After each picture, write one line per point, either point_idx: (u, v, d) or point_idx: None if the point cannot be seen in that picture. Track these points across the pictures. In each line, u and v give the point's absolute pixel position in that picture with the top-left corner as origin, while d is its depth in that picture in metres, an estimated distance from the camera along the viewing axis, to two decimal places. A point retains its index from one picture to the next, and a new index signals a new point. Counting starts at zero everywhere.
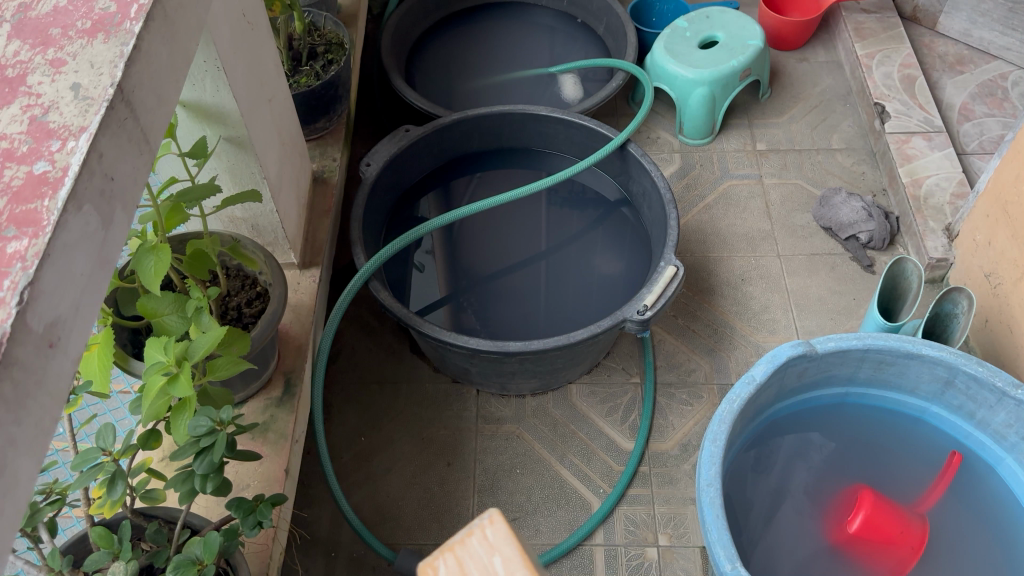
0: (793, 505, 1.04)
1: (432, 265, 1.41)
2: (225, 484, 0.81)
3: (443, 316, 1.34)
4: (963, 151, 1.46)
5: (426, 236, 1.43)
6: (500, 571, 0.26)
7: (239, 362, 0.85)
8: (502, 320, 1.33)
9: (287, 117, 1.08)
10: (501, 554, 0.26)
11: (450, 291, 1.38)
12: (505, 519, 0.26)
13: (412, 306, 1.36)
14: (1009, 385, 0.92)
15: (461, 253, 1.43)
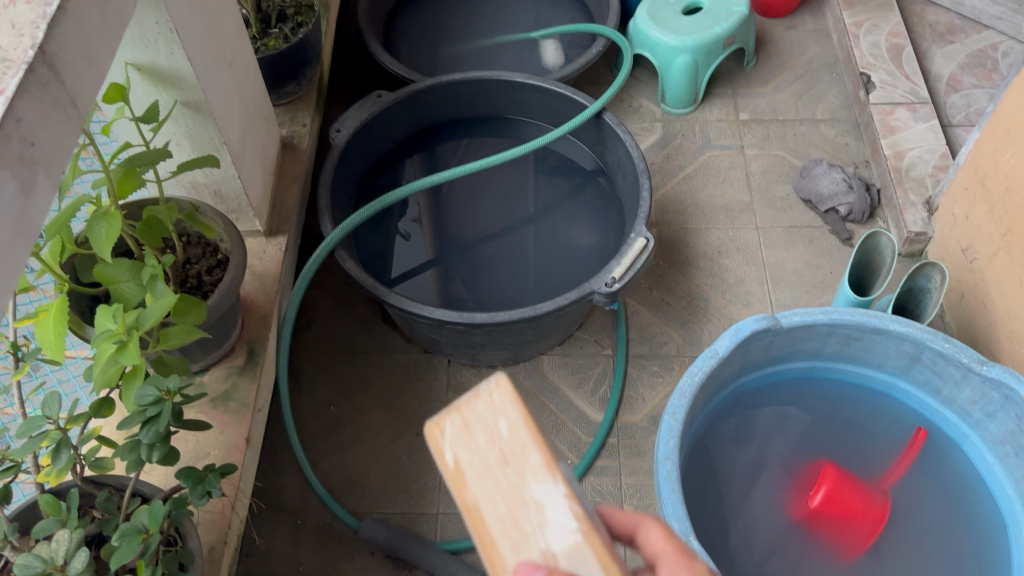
0: (763, 477, 1.03)
1: (419, 233, 1.40)
2: (175, 453, 0.80)
3: (429, 279, 1.34)
4: (948, 123, 1.43)
5: (413, 203, 1.42)
6: (494, 424, 0.41)
7: (192, 330, 0.84)
8: (484, 288, 1.32)
9: (251, 82, 1.06)
10: (496, 412, 0.41)
11: (437, 254, 1.37)
12: (500, 390, 0.42)
13: (394, 272, 1.35)
14: (975, 361, 0.91)
15: (446, 218, 1.42)
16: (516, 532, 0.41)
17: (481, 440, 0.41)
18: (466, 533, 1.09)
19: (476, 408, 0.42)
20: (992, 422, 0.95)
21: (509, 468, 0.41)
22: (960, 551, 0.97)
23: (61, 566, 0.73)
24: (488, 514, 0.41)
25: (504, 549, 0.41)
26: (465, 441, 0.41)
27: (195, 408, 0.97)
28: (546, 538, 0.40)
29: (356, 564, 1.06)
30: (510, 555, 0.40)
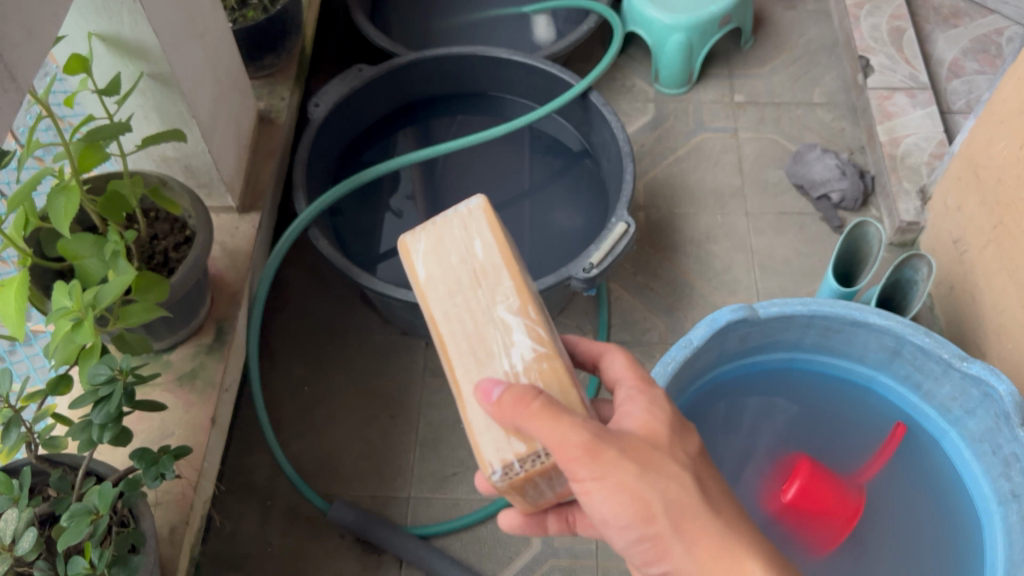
0: (747, 466, 1.01)
1: (412, 211, 1.38)
2: (129, 434, 0.79)
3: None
4: (947, 110, 1.40)
5: (406, 180, 1.41)
6: (470, 238, 0.55)
7: (152, 309, 0.82)
8: None
9: (224, 54, 1.03)
10: (473, 232, 0.55)
11: None
12: (481, 213, 0.55)
13: (383, 246, 1.35)
14: (955, 357, 0.89)
15: (440, 193, 1.40)
16: (476, 341, 0.53)
17: (457, 250, 0.54)
18: (437, 519, 1.08)
19: (452, 227, 0.55)
20: (971, 419, 0.93)
21: (476, 285, 0.54)
22: (938, 548, 0.95)
23: (8, 545, 0.72)
24: (451, 324, 0.53)
25: (468, 356, 0.53)
26: (436, 255, 0.54)
27: (160, 386, 0.96)
28: (507, 352, 0.53)
29: (325, 547, 1.05)
30: (471, 364, 0.53)
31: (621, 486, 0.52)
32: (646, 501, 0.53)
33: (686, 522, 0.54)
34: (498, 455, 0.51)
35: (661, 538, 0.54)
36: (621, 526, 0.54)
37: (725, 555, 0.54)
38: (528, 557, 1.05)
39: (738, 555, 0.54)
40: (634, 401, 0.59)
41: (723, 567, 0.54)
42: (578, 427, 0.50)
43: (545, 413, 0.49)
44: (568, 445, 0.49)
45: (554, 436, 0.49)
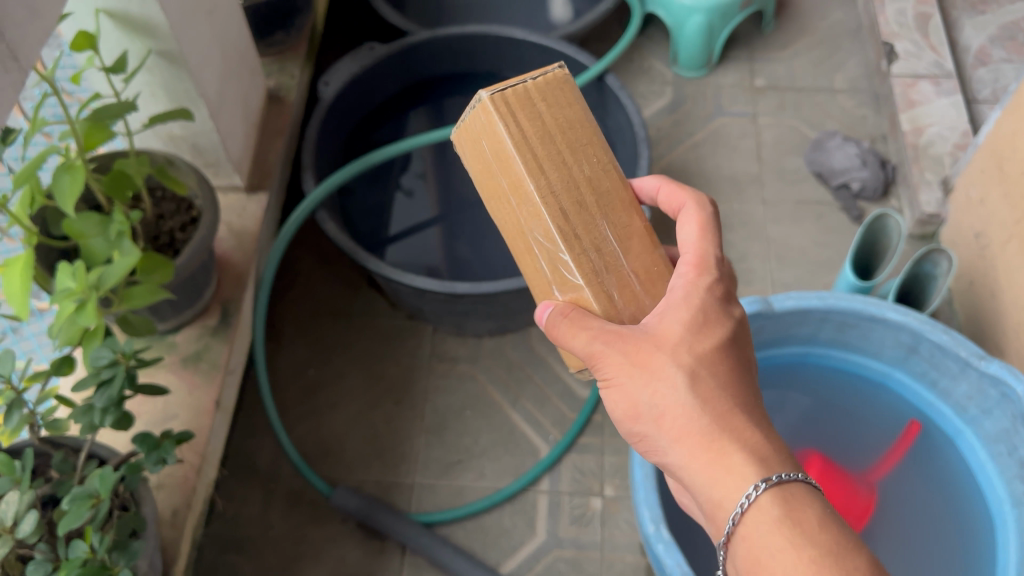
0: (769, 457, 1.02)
1: (422, 190, 1.38)
2: (130, 418, 0.79)
3: (430, 240, 1.32)
4: (973, 99, 1.36)
5: (416, 159, 1.40)
6: (491, 128, 0.58)
7: (156, 292, 0.81)
8: (491, 252, 1.30)
9: (232, 30, 1.01)
10: (491, 125, 0.58)
11: (441, 211, 1.35)
12: (489, 101, 0.58)
13: (393, 228, 1.33)
14: (974, 356, 0.86)
15: (451, 173, 1.38)
16: (523, 253, 0.62)
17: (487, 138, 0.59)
18: (442, 506, 1.08)
19: (478, 126, 0.59)
20: (988, 419, 0.91)
21: (505, 194, 0.60)
22: (943, 541, 0.93)
23: (9, 528, 0.71)
24: (502, 227, 0.63)
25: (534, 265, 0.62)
26: (476, 157, 0.62)
27: (165, 367, 0.95)
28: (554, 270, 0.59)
29: (328, 532, 1.05)
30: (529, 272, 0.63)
31: (621, 387, 0.56)
32: (637, 401, 0.56)
33: (668, 418, 0.55)
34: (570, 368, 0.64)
35: (650, 433, 0.57)
36: (620, 419, 0.59)
37: (707, 449, 0.54)
38: (531, 548, 1.04)
39: (718, 447, 0.54)
40: (669, 294, 0.58)
41: (703, 460, 0.54)
42: (588, 339, 0.56)
43: (565, 332, 0.57)
44: (590, 354, 0.56)
45: (578, 348, 0.57)
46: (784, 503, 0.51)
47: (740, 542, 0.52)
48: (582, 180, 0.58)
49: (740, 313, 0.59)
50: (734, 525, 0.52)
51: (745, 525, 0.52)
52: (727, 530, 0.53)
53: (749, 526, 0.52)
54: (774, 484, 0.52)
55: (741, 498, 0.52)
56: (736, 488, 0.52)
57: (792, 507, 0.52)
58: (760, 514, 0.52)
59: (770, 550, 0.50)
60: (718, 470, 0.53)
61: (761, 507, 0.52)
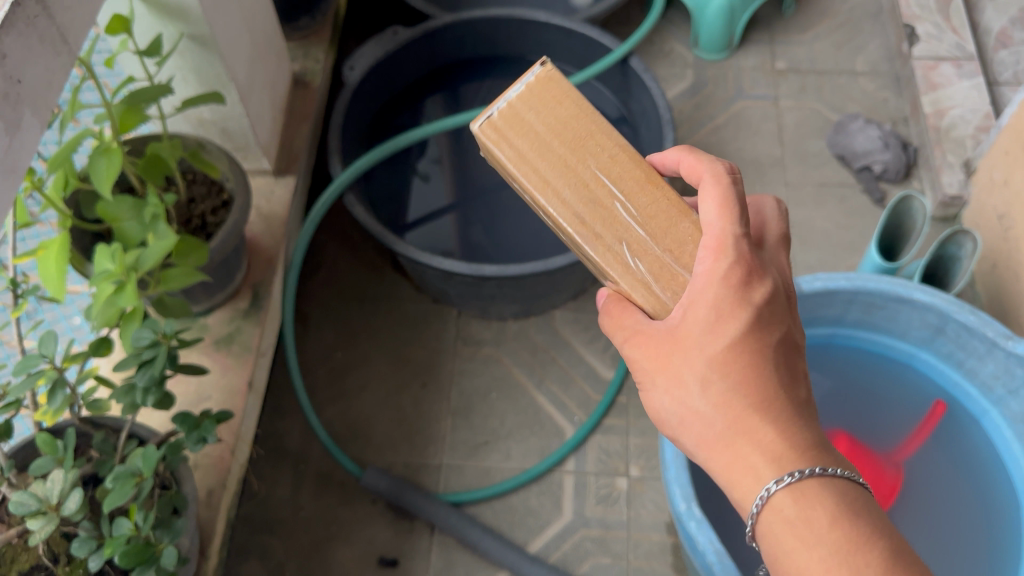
0: None
1: (439, 175, 1.38)
2: (170, 398, 0.80)
3: (450, 224, 1.32)
4: (994, 81, 1.36)
5: (434, 145, 1.40)
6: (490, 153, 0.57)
7: (193, 273, 0.81)
8: (511, 237, 1.30)
9: (260, 15, 1.01)
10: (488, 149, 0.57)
11: (458, 198, 1.35)
12: (479, 129, 0.56)
13: (414, 214, 1.34)
14: (1000, 336, 0.87)
15: (470, 158, 1.39)
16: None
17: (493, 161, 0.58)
18: (469, 486, 1.09)
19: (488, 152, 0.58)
20: (1014, 399, 0.92)
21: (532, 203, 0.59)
22: (957, 545, 0.94)
23: (55, 506, 0.71)
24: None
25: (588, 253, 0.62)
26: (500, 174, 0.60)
27: (198, 350, 0.96)
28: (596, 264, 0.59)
29: (357, 512, 1.06)
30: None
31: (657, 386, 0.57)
32: (663, 409, 0.57)
33: (693, 427, 0.55)
34: None
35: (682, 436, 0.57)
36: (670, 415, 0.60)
37: (726, 453, 0.53)
38: (558, 528, 1.05)
39: (734, 452, 0.53)
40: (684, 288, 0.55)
41: (722, 460, 0.53)
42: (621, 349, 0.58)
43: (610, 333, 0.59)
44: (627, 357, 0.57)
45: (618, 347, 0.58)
46: (798, 504, 0.50)
47: (761, 538, 0.52)
48: (592, 178, 0.56)
49: (763, 293, 0.54)
50: (753, 522, 0.52)
51: (763, 523, 0.51)
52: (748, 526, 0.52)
53: (765, 524, 0.51)
54: (784, 483, 0.50)
55: (756, 499, 0.51)
56: (752, 489, 0.52)
57: (808, 503, 0.50)
58: (775, 514, 0.51)
59: (786, 550, 0.50)
60: (735, 471, 0.53)
61: (777, 505, 0.51)
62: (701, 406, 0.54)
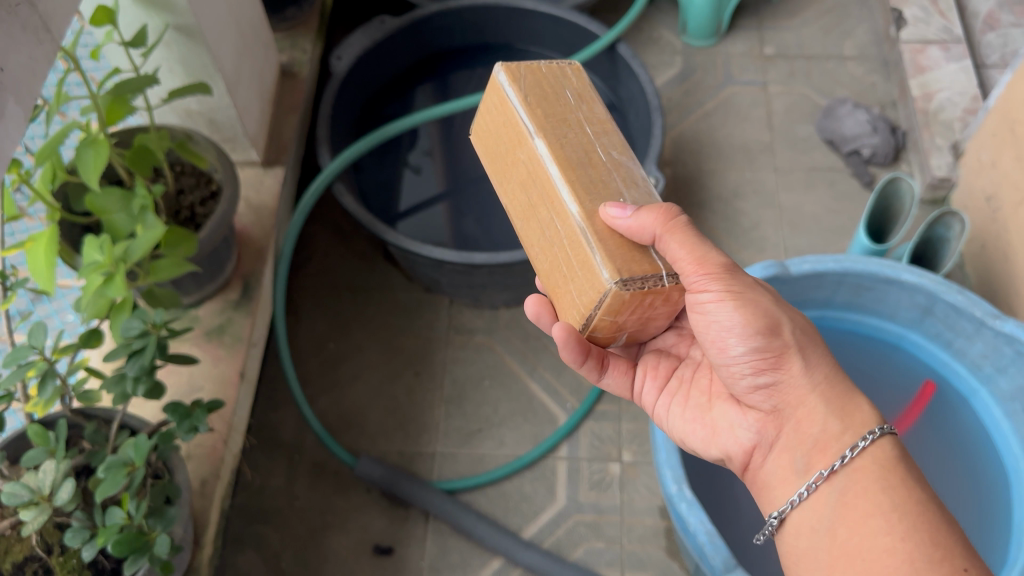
0: None
1: (430, 166, 1.38)
2: (161, 389, 0.80)
3: (441, 214, 1.33)
4: (982, 64, 1.36)
5: (425, 135, 1.41)
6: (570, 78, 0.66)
7: (182, 263, 0.81)
8: (501, 226, 1.31)
9: (247, 5, 1.01)
10: (571, 75, 0.66)
11: (449, 186, 1.35)
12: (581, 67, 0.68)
13: (405, 204, 1.34)
14: (988, 315, 0.88)
15: (460, 148, 1.39)
16: (587, 165, 0.61)
17: (559, 83, 0.65)
18: (463, 473, 1.09)
19: (560, 80, 0.66)
20: (1003, 377, 0.93)
21: (587, 122, 0.63)
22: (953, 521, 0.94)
23: (47, 496, 0.71)
24: (565, 147, 0.61)
25: (582, 182, 0.60)
26: (533, 88, 0.64)
27: (189, 341, 0.96)
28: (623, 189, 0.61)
29: (353, 501, 1.07)
30: (587, 185, 0.60)
31: (754, 304, 0.61)
32: (775, 316, 0.62)
33: (807, 347, 0.63)
34: (626, 266, 0.57)
35: (785, 351, 0.62)
36: (744, 337, 0.61)
37: (837, 388, 0.62)
38: (552, 513, 1.06)
39: (848, 391, 0.62)
40: None
41: (834, 397, 0.62)
42: (719, 253, 0.60)
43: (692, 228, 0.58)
44: (706, 262, 0.59)
45: (698, 253, 0.59)
46: (900, 452, 0.59)
47: (851, 472, 0.58)
48: None
49: None
50: (852, 455, 0.59)
51: (861, 459, 0.58)
52: (845, 456, 0.59)
53: (866, 459, 0.58)
54: (890, 430, 0.59)
55: (867, 434, 0.59)
56: (863, 423, 0.60)
57: (901, 457, 0.59)
58: (879, 451, 0.59)
59: (880, 485, 0.57)
60: (846, 406, 0.61)
61: (881, 444, 0.59)
62: (807, 328, 0.64)
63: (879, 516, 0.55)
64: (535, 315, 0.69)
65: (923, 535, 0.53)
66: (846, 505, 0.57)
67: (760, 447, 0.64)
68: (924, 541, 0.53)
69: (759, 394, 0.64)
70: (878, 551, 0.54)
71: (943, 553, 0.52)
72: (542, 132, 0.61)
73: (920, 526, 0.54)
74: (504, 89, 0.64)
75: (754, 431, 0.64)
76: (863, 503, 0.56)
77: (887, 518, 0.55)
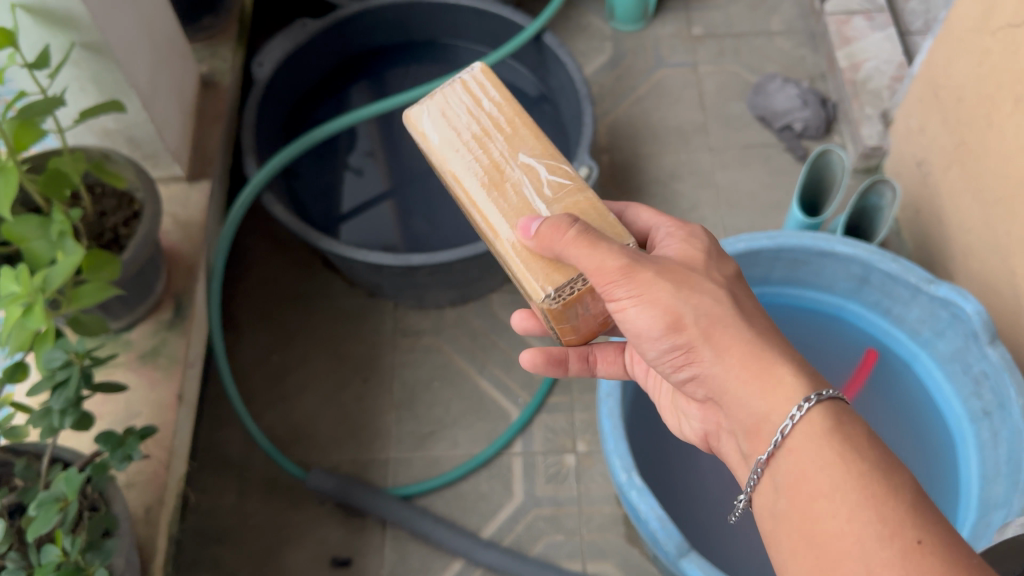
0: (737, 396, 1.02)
1: (371, 166, 1.36)
2: (90, 420, 0.77)
3: (388, 212, 1.31)
4: (906, 31, 1.37)
5: (364, 135, 1.39)
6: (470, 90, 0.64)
7: (106, 288, 0.79)
8: (447, 221, 1.29)
9: (158, 17, 0.99)
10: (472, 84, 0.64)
11: (393, 184, 1.34)
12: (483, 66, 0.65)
13: (345, 207, 1.32)
14: (922, 281, 0.89)
15: (400, 146, 1.37)
16: (501, 183, 0.60)
17: (460, 103, 0.63)
18: (418, 478, 1.08)
19: (467, 93, 0.64)
20: (941, 340, 0.94)
21: (494, 134, 0.62)
22: None
23: None
24: (472, 174, 0.61)
25: (496, 203, 0.59)
26: (437, 117, 0.63)
27: (122, 366, 0.94)
28: (536, 192, 0.60)
29: (307, 514, 1.05)
30: (501, 206, 0.59)
31: (657, 301, 0.55)
32: (679, 312, 0.55)
33: (720, 329, 0.55)
34: (546, 279, 0.56)
35: (693, 346, 0.56)
36: (655, 337, 0.57)
37: (755, 362, 0.54)
38: (509, 510, 1.05)
39: (763, 363, 0.54)
40: (672, 238, 0.63)
41: (752, 372, 0.54)
42: (616, 253, 0.53)
43: (582, 240, 0.53)
44: (605, 269, 0.53)
45: (594, 262, 0.53)
46: (832, 418, 0.50)
47: (786, 456, 0.51)
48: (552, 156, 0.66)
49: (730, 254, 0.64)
50: (781, 437, 0.51)
51: (793, 438, 0.51)
52: (773, 443, 0.52)
53: (797, 438, 0.51)
54: (816, 401, 0.51)
55: (791, 411, 0.51)
56: (785, 399, 0.52)
57: (838, 420, 0.51)
58: (808, 426, 0.51)
59: (817, 464, 0.49)
60: (765, 383, 0.53)
61: (812, 418, 0.51)
62: (721, 307, 0.56)
63: (826, 500, 0.48)
64: (523, 329, 0.77)
65: (870, 511, 0.46)
66: (793, 493, 0.50)
67: (710, 432, 0.65)
68: (871, 519, 0.45)
69: (690, 382, 0.60)
70: (828, 537, 0.47)
71: (892, 529, 0.45)
72: (450, 163, 0.61)
73: (865, 502, 0.46)
74: (410, 126, 0.64)
75: (699, 421, 0.66)
76: (807, 489, 0.49)
77: (829, 500, 0.47)
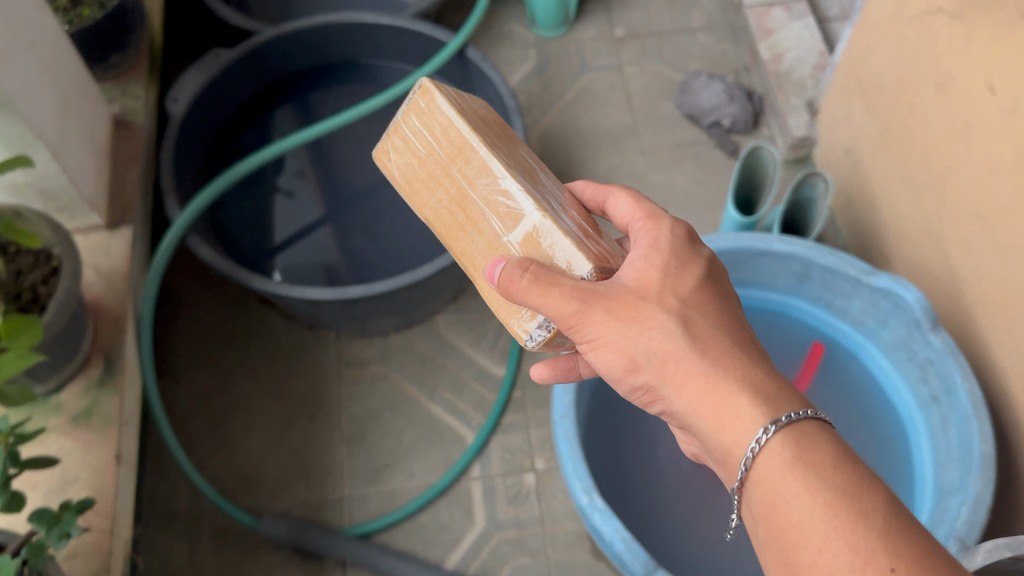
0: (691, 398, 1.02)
1: (302, 189, 1.33)
2: (20, 498, 0.72)
3: (326, 237, 1.28)
4: (824, 18, 1.39)
5: (292, 159, 1.35)
6: (420, 119, 0.60)
7: (27, 356, 0.74)
8: (387, 242, 1.27)
9: (62, 62, 0.94)
10: (420, 112, 0.60)
11: (328, 209, 1.30)
12: (426, 85, 0.59)
13: (279, 236, 1.28)
14: (862, 273, 0.89)
15: (331, 169, 1.34)
16: (467, 222, 0.59)
17: (415, 136, 0.60)
18: (376, 513, 1.05)
19: (416, 121, 0.60)
20: (885, 329, 0.95)
21: (449, 167, 0.59)
22: None
23: None
24: (441, 218, 0.60)
25: (467, 244, 0.59)
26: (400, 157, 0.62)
27: (54, 432, 0.89)
28: (496, 223, 0.57)
29: (263, 563, 1.02)
30: (472, 249, 0.59)
31: (613, 345, 0.54)
32: (634, 353, 0.54)
33: (673, 365, 0.53)
34: (523, 327, 0.58)
35: (653, 385, 0.55)
36: (619, 375, 0.56)
37: (711, 395, 0.53)
38: (472, 536, 1.03)
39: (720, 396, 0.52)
40: (636, 249, 0.57)
41: (711, 406, 0.53)
42: (571, 296, 0.51)
43: (536, 287, 0.51)
44: (563, 313, 0.52)
45: (550, 307, 0.52)
46: (795, 446, 0.50)
47: (755, 487, 0.51)
48: (520, 160, 0.61)
49: (708, 251, 0.58)
50: (746, 470, 0.51)
51: (757, 470, 0.50)
52: (740, 476, 0.51)
53: (761, 470, 0.50)
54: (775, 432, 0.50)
55: (752, 443, 0.50)
56: (747, 432, 0.51)
57: (803, 447, 0.50)
58: (770, 459, 0.50)
59: (785, 496, 0.48)
60: (722, 419, 0.52)
61: (774, 450, 0.50)
62: (676, 342, 0.53)
63: (797, 532, 0.47)
64: None
65: (842, 543, 0.45)
66: (766, 526, 0.49)
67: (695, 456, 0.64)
68: (843, 551, 0.45)
69: (661, 417, 0.59)
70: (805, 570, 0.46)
71: (866, 559, 0.44)
72: (422, 208, 0.61)
73: (838, 532, 0.46)
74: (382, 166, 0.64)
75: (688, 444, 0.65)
76: (780, 521, 0.48)
77: (801, 533, 0.47)
